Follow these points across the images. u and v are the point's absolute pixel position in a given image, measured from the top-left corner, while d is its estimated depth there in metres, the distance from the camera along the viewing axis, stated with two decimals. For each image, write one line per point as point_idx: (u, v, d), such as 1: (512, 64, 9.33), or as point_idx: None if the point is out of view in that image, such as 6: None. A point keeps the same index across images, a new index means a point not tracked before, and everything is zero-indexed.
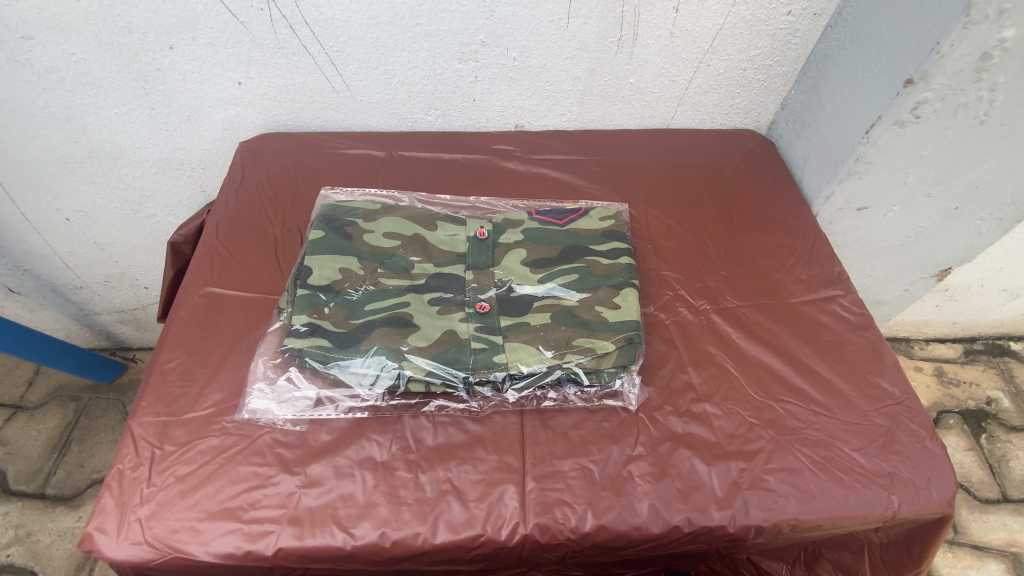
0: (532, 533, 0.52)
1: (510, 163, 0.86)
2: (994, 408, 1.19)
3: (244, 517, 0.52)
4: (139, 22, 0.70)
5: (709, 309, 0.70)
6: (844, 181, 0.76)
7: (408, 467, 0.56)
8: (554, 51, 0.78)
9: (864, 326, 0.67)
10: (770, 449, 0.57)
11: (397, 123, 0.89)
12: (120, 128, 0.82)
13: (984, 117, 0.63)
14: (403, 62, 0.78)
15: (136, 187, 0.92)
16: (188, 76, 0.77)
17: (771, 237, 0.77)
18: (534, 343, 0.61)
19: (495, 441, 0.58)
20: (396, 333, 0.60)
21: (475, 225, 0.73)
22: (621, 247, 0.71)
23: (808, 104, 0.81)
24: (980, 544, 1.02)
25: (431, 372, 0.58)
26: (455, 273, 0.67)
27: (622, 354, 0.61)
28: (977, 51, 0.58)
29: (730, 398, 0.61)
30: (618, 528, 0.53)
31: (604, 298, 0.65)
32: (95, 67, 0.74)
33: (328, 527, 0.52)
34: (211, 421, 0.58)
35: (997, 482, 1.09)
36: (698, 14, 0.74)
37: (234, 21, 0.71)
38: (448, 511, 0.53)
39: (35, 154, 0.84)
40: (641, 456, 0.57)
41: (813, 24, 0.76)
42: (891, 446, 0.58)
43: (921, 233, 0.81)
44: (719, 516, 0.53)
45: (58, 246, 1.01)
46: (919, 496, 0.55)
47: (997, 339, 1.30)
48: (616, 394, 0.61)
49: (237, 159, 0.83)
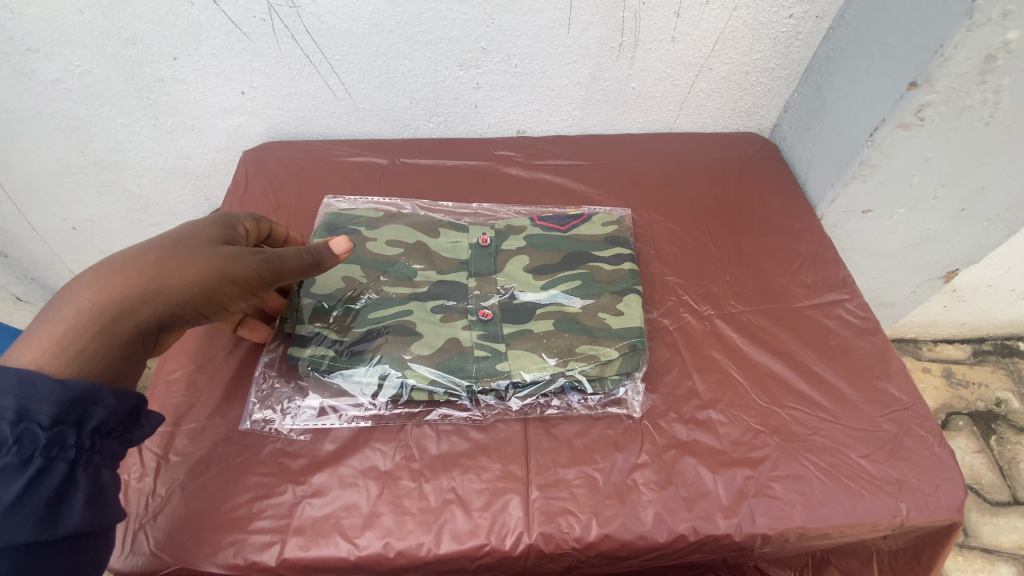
0: (536, 542, 0.52)
1: (512, 170, 0.86)
2: (1004, 410, 1.17)
3: (247, 528, 0.52)
4: (142, 34, 0.71)
5: (713, 315, 0.69)
6: (848, 184, 0.76)
7: (411, 476, 0.56)
8: (554, 56, 0.78)
9: (870, 331, 0.67)
10: (776, 456, 0.57)
11: (399, 130, 0.89)
12: (126, 138, 0.83)
13: (990, 119, 0.62)
14: (404, 70, 0.78)
15: (140, 196, 0.93)
16: (191, 86, 0.78)
17: (776, 241, 0.77)
18: (536, 350, 0.61)
19: (498, 450, 0.58)
20: (400, 342, 0.60)
21: (477, 232, 0.72)
22: (625, 253, 0.71)
23: (812, 107, 0.81)
24: (991, 548, 1.01)
25: (433, 382, 0.58)
26: (458, 280, 0.67)
27: (626, 361, 0.61)
28: (981, 53, 0.57)
29: (734, 405, 0.61)
30: (623, 537, 0.52)
31: (607, 304, 0.65)
32: (100, 78, 0.75)
33: (331, 537, 0.52)
34: (216, 431, 0.58)
35: (1007, 485, 1.08)
36: (699, 19, 0.74)
37: (236, 32, 0.71)
38: (453, 521, 0.53)
39: (41, 164, 0.84)
40: (645, 464, 0.56)
41: (816, 27, 0.76)
42: (898, 453, 0.57)
43: (926, 235, 0.79)
44: (725, 524, 0.53)
45: (65, 255, 1.02)
46: (927, 503, 0.54)
47: (1006, 340, 1.28)
48: (619, 402, 0.61)
49: (240, 167, 0.84)
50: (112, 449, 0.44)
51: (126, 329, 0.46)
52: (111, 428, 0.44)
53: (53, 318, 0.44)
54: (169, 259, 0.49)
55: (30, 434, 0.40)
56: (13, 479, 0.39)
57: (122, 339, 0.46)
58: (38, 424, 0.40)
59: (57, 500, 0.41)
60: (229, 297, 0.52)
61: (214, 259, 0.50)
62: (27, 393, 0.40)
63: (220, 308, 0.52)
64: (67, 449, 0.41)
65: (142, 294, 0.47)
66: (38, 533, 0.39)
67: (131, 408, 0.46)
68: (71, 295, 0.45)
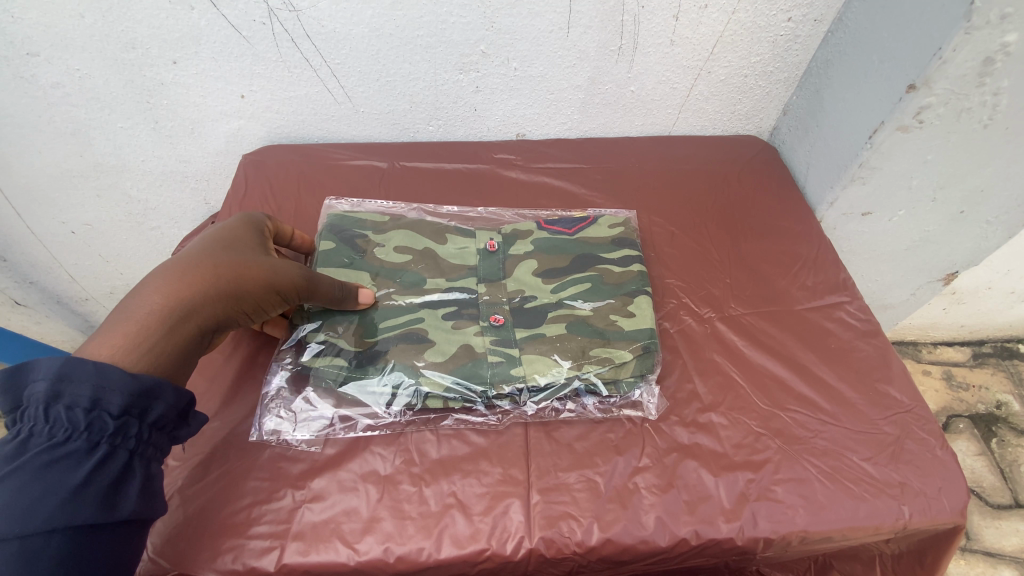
0: (537, 547, 0.51)
1: (512, 173, 0.86)
2: (1005, 412, 1.17)
3: (245, 533, 0.52)
4: (142, 38, 0.71)
5: (714, 317, 0.69)
6: (847, 186, 0.76)
7: (411, 481, 0.55)
8: (553, 60, 0.78)
9: (871, 333, 0.67)
10: (778, 458, 0.57)
11: (399, 134, 0.89)
12: (125, 142, 0.83)
13: (989, 121, 0.62)
14: (404, 73, 0.78)
15: (140, 200, 0.93)
16: (190, 90, 0.77)
17: (775, 244, 0.77)
18: (551, 354, 0.61)
19: (499, 453, 0.57)
20: (413, 349, 0.60)
21: (485, 237, 0.73)
22: (632, 255, 0.71)
23: (811, 110, 0.81)
24: (993, 551, 1.01)
25: (449, 388, 0.58)
26: (468, 286, 0.67)
27: (640, 363, 0.61)
28: (980, 56, 0.57)
29: (736, 408, 0.61)
30: (624, 541, 0.52)
31: (619, 307, 0.65)
32: (100, 82, 0.75)
33: (331, 542, 0.51)
34: (214, 435, 0.58)
35: (1009, 487, 1.07)
36: (698, 22, 0.74)
37: (236, 36, 0.71)
38: (453, 525, 0.52)
39: (40, 168, 0.84)
40: (647, 467, 0.56)
41: (814, 30, 0.76)
42: (900, 456, 0.57)
43: (926, 237, 0.79)
44: (727, 528, 0.52)
45: (63, 258, 1.01)
46: (930, 506, 0.54)
47: (1006, 342, 1.28)
48: (636, 404, 0.61)
49: (240, 170, 0.83)
50: (164, 445, 0.47)
51: (188, 330, 0.49)
52: (167, 422, 0.47)
53: (122, 317, 0.47)
54: (223, 265, 0.52)
55: (100, 421, 0.43)
56: (80, 463, 0.42)
57: (186, 337, 0.49)
58: (108, 413, 0.43)
59: (115, 488, 0.43)
60: (269, 302, 0.55)
61: (263, 265, 0.54)
62: (103, 382, 0.43)
63: (263, 313, 0.56)
64: (128, 440, 0.44)
65: (206, 296, 0.50)
66: (99, 515, 0.42)
67: (184, 408, 0.48)
68: (140, 298, 0.48)
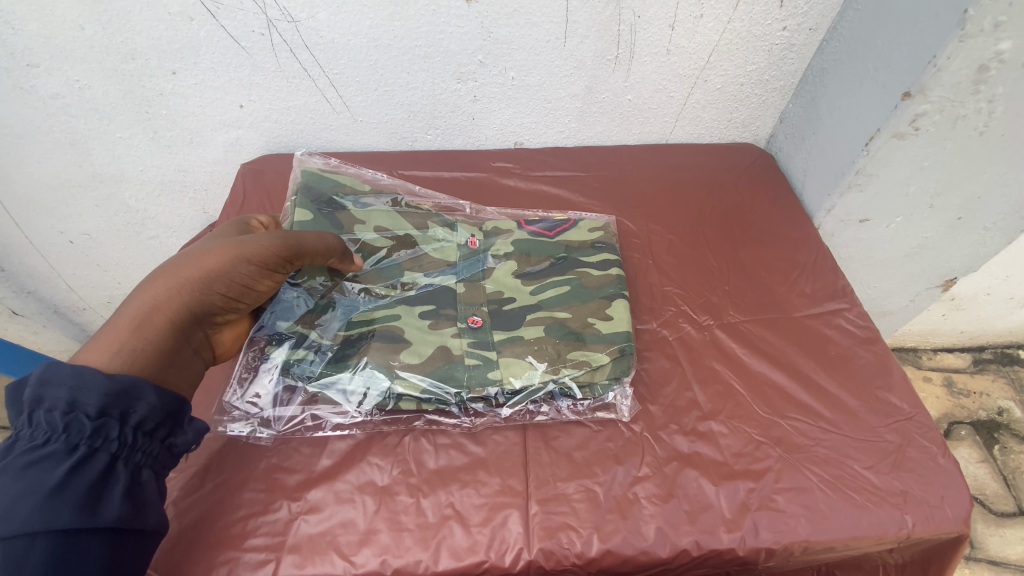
0: (536, 559, 0.51)
1: (510, 181, 0.86)
2: (1006, 419, 1.17)
3: (240, 546, 0.51)
4: (142, 49, 0.71)
5: (712, 325, 0.69)
6: (845, 194, 0.76)
7: (409, 492, 0.55)
8: (550, 69, 0.78)
9: (870, 340, 0.67)
10: (779, 467, 0.56)
11: (397, 143, 0.89)
12: (124, 152, 0.83)
13: (984, 128, 0.62)
14: (402, 83, 0.78)
15: (139, 210, 0.93)
16: (189, 100, 0.78)
17: (774, 251, 0.77)
18: (526, 356, 0.61)
19: (497, 463, 0.57)
20: (387, 348, 0.60)
21: (466, 234, 0.73)
22: (612, 258, 0.71)
23: (807, 117, 0.81)
24: (998, 560, 1.00)
25: (424, 390, 0.58)
26: (447, 285, 0.68)
27: (616, 367, 0.61)
28: (974, 63, 0.57)
29: (736, 416, 0.60)
30: (624, 552, 0.51)
31: (596, 310, 0.65)
32: (99, 93, 0.75)
33: (327, 555, 0.51)
34: (210, 447, 0.57)
35: (1013, 495, 1.07)
36: (694, 31, 0.74)
37: (235, 47, 0.72)
38: (451, 537, 0.52)
39: (39, 178, 0.84)
40: (646, 477, 0.56)
41: (809, 38, 0.76)
42: (902, 463, 0.56)
43: (924, 244, 0.79)
44: (729, 538, 0.52)
45: (62, 268, 1.01)
46: (933, 515, 0.53)
47: (1007, 348, 1.28)
48: (609, 407, 0.61)
49: (239, 179, 0.83)
50: (153, 450, 0.46)
51: (180, 318, 0.49)
52: (154, 426, 0.46)
53: (114, 322, 0.48)
54: (194, 254, 0.52)
55: (78, 423, 0.43)
56: (58, 464, 0.41)
57: (172, 328, 0.49)
58: (86, 414, 0.43)
59: (98, 491, 0.42)
60: (255, 277, 0.54)
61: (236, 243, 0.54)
62: (79, 383, 0.43)
63: (248, 292, 0.55)
64: (110, 442, 0.44)
65: (186, 284, 0.50)
66: (78, 519, 0.40)
67: (171, 409, 0.48)
68: (127, 303, 0.49)
